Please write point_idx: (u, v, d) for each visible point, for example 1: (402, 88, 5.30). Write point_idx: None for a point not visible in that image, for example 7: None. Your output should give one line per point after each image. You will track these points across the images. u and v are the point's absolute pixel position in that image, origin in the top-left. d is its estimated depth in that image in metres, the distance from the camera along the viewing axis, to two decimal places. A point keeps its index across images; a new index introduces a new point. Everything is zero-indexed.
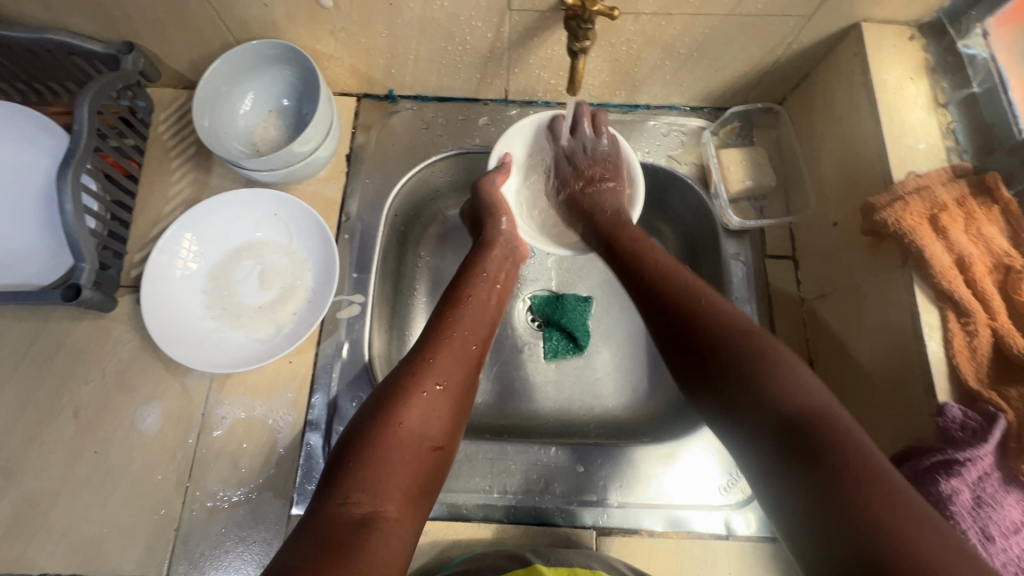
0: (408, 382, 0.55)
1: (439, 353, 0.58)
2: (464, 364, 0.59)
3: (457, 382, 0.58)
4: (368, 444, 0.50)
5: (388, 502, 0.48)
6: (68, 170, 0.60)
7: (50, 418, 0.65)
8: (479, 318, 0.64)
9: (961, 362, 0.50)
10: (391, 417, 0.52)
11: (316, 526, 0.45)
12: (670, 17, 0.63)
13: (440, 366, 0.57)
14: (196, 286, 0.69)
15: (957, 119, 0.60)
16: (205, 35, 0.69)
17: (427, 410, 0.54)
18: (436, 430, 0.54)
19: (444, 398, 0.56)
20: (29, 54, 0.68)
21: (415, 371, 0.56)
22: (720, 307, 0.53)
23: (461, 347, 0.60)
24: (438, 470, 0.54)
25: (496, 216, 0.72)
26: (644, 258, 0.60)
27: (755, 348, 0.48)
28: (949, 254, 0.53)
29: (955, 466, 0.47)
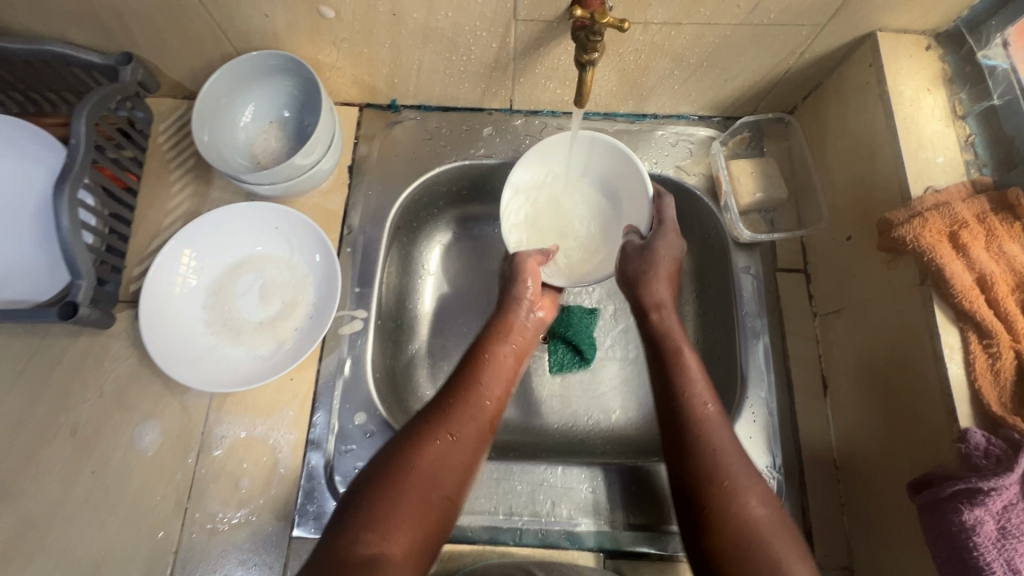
0: (423, 429, 0.56)
1: (461, 408, 0.58)
2: (481, 417, 0.59)
3: (478, 441, 0.57)
4: (384, 485, 0.51)
5: (395, 542, 0.48)
6: (65, 186, 0.59)
7: (48, 437, 0.63)
8: (503, 382, 0.64)
9: (983, 385, 0.49)
10: (410, 464, 0.52)
11: (326, 558, 0.46)
12: (680, 27, 0.61)
13: (461, 414, 0.57)
14: (195, 302, 0.67)
15: (977, 132, 0.59)
16: (205, 46, 0.67)
17: (443, 461, 0.54)
18: (449, 482, 0.53)
19: (460, 456, 0.55)
20: (26, 65, 0.67)
21: (436, 422, 0.56)
22: (743, 485, 0.52)
23: (483, 405, 0.60)
24: (446, 521, 0.53)
25: (521, 278, 0.69)
26: (689, 405, 0.58)
27: (761, 537, 0.49)
28: (970, 273, 0.51)
29: (979, 496, 0.45)
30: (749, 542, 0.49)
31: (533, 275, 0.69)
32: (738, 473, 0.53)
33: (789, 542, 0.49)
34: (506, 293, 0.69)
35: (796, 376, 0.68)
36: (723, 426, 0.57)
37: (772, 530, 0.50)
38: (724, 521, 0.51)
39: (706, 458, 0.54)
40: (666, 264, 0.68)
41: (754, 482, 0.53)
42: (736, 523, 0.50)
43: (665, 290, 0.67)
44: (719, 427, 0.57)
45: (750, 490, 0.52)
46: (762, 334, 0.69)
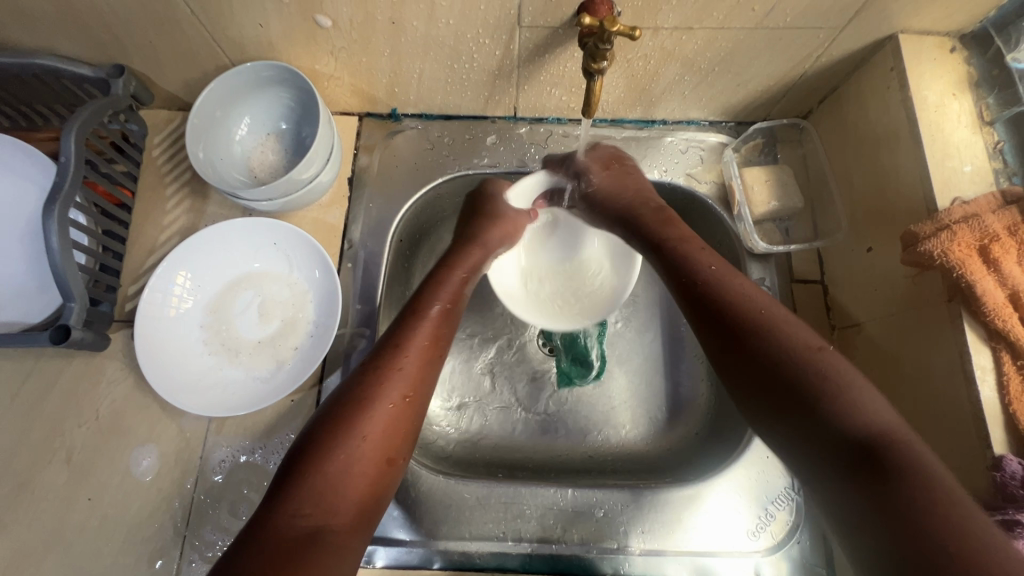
0: (369, 390, 0.50)
1: (403, 360, 0.53)
2: (430, 368, 0.55)
3: (423, 383, 0.54)
4: (322, 451, 0.46)
5: (340, 516, 0.44)
6: (54, 206, 0.57)
7: (42, 464, 0.62)
8: (450, 319, 0.60)
9: (1019, 411, 0.46)
10: (349, 424, 0.48)
11: (262, 540, 0.41)
12: (691, 32, 0.59)
13: (410, 372, 0.53)
14: (192, 322, 0.65)
15: (1006, 139, 0.56)
16: (199, 57, 0.65)
17: (389, 416, 0.50)
18: (392, 440, 0.49)
19: (407, 411, 0.51)
20: (16, 79, 0.65)
21: (379, 379, 0.51)
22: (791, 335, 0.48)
23: (427, 351, 0.56)
24: (392, 481, 0.49)
25: (495, 221, 0.68)
26: (705, 278, 0.53)
27: (827, 368, 0.45)
28: (1001, 290, 0.49)
29: (1018, 528, 0.43)
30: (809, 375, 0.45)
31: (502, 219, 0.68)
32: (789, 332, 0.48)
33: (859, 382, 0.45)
34: (475, 224, 0.68)
35: None
36: (749, 285, 0.52)
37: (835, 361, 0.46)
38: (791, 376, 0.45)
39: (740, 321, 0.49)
40: (604, 181, 0.68)
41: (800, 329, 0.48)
42: (788, 359, 0.46)
43: (625, 198, 0.65)
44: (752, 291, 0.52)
45: (790, 329, 0.48)
46: None
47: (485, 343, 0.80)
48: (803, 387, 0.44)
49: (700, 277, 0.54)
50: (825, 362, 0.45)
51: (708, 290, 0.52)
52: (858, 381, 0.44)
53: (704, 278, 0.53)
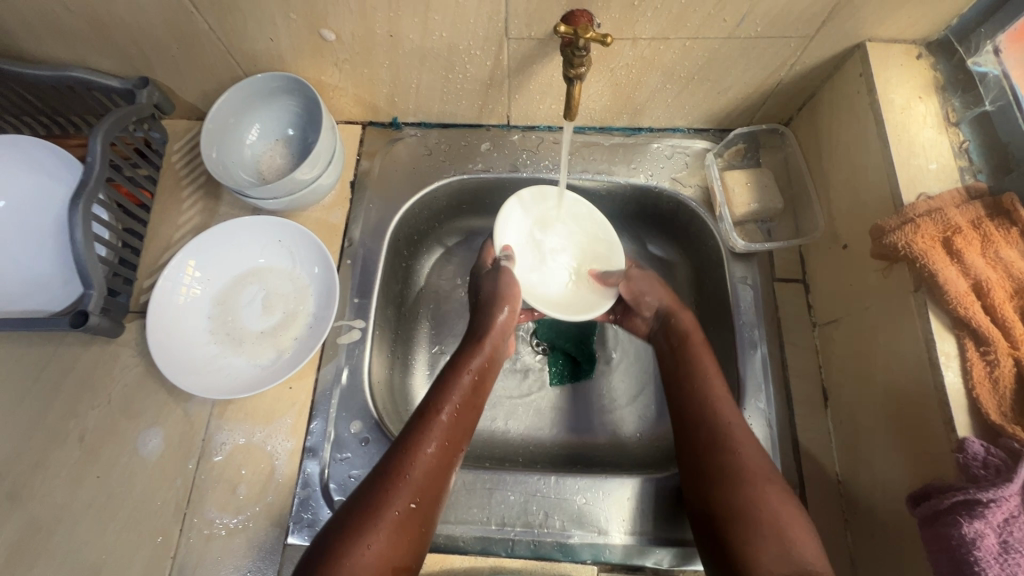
0: (379, 499, 0.53)
1: (414, 466, 0.55)
2: (440, 478, 0.56)
3: (430, 495, 0.55)
4: (336, 560, 0.49)
5: None
6: (79, 201, 0.62)
7: (58, 443, 0.66)
8: (464, 418, 0.61)
9: (981, 395, 0.47)
10: (359, 536, 0.50)
11: None
12: (668, 42, 0.63)
13: (418, 482, 0.55)
14: (201, 311, 0.70)
15: (971, 138, 0.58)
16: (216, 69, 0.71)
17: (394, 525, 0.52)
18: (399, 551, 0.51)
19: (416, 516, 0.53)
20: (52, 89, 0.72)
21: (388, 484, 0.54)
22: (749, 451, 0.56)
23: (439, 456, 0.57)
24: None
25: (497, 305, 0.68)
26: (699, 378, 0.62)
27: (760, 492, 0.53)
28: (965, 279, 0.50)
29: (978, 508, 0.43)
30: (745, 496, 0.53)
31: (513, 301, 0.68)
32: (742, 434, 0.57)
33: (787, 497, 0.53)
34: (475, 325, 0.68)
35: (795, 386, 0.67)
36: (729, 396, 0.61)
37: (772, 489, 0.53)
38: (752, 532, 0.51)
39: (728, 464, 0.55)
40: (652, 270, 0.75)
41: (752, 438, 0.57)
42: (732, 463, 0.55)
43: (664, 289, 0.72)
44: (749, 439, 0.57)
45: (752, 453, 0.56)
46: (760, 344, 0.68)
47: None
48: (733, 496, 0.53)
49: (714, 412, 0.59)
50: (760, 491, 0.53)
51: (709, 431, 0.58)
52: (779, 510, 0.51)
53: (720, 417, 0.58)
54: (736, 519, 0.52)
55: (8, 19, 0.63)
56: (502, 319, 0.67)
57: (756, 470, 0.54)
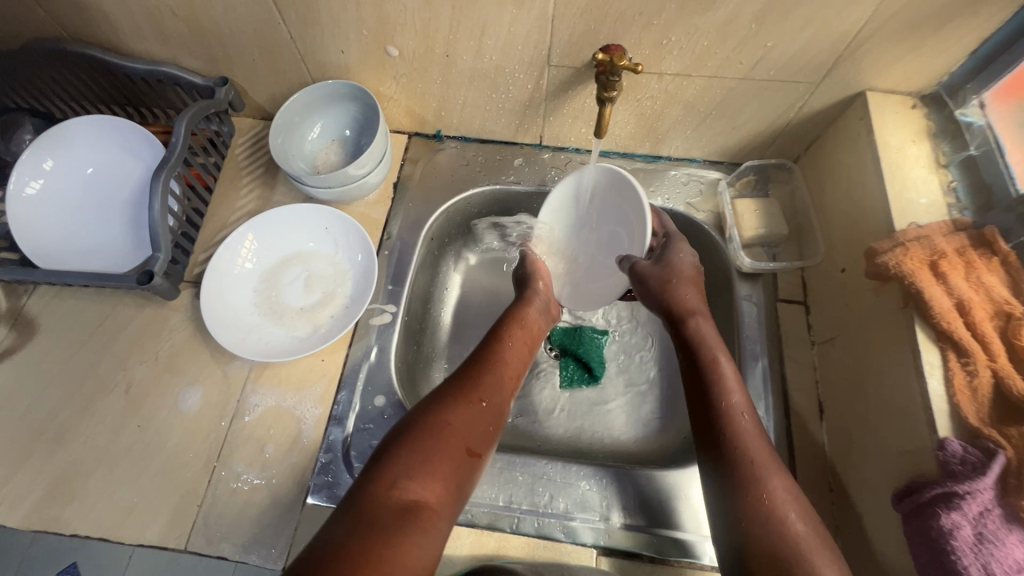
0: (456, 391, 0.61)
1: (484, 372, 0.64)
2: (504, 389, 0.64)
3: (496, 399, 0.63)
4: (419, 435, 0.55)
5: (430, 491, 0.51)
6: (161, 173, 0.69)
7: (105, 392, 0.72)
8: (520, 348, 0.70)
9: (961, 401, 0.52)
10: (439, 418, 0.57)
11: (361, 502, 0.49)
12: (691, 78, 0.71)
13: (486, 385, 0.63)
14: (248, 284, 0.76)
15: (959, 179, 0.65)
16: (288, 76, 0.81)
17: (468, 412, 0.59)
18: (472, 436, 0.57)
19: (485, 412, 0.60)
20: (143, 82, 0.82)
21: (462, 383, 0.62)
22: (781, 493, 0.55)
23: (501, 369, 0.66)
24: (473, 476, 0.57)
25: (535, 278, 0.79)
26: (727, 413, 0.60)
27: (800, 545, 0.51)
28: (949, 298, 0.55)
29: (955, 500, 0.47)
30: (781, 545, 0.51)
31: (545, 276, 0.80)
32: (773, 477, 0.56)
33: (823, 547, 0.51)
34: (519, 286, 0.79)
35: (792, 397, 0.71)
36: (759, 436, 0.59)
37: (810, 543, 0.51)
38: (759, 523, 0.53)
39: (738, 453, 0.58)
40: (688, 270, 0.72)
41: (783, 479, 0.56)
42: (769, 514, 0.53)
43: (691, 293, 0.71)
44: (754, 431, 0.59)
45: (786, 502, 0.54)
46: (761, 357, 0.73)
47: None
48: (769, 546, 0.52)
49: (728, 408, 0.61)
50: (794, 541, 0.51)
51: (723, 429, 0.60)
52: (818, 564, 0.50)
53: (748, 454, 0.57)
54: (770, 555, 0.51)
55: (120, 19, 0.73)
56: (539, 288, 0.78)
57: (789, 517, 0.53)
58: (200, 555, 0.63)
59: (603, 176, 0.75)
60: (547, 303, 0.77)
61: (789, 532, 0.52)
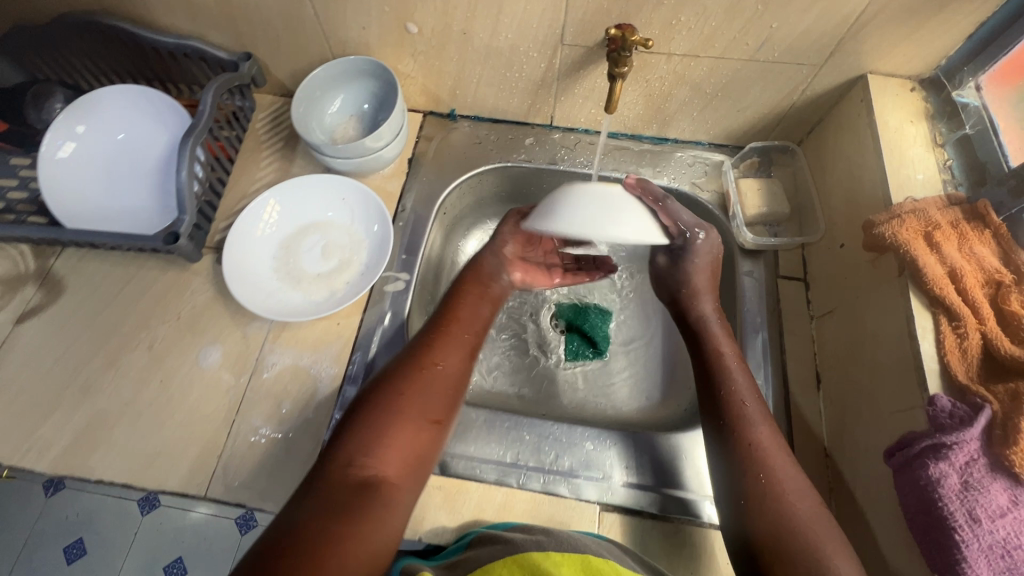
0: (409, 362, 0.63)
1: (438, 337, 0.66)
2: (462, 351, 0.66)
3: (450, 360, 0.64)
4: (372, 410, 0.57)
5: (387, 467, 0.54)
6: (189, 138, 0.72)
7: (129, 349, 0.74)
8: (476, 308, 0.72)
9: (951, 361, 0.54)
10: (389, 390, 0.59)
11: (322, 484, 0.51)
12: (698, 59, 0.74)
13: (441, 349, 0.65)
14: (268, 250, 0.79)
15: (954, 158, 0.68)
16: (310, 52, 0.84)
17: (423, 379, 0.61)
18: (428, 405, 0.60)
19: (441, 376, 0.62)
20: (170, 56, 0.85)
21: (415, 353, 0.64)
22: (787, 477, 0.56)
23: (457, 332, 0.68)
24: (434, 443, 0.59)
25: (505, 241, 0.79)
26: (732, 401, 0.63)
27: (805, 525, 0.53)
28: (942, 266, 0.58)
29: (944, 450, 0.50)
30: (787, 526, 0.53)
31: (517, 238, 0.80)
32: (785, 470, 0.57)
33: (825, 524, 0.53)
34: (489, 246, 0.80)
35: (791, 368, 0.74)
36: (766, 422, 0.61)
37: (817, 523, 0.53)
38: (760, 508, 0.55)
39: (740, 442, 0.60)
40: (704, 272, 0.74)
41: (788, 462, 0.58)
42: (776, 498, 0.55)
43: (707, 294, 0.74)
44: (759, 416, 0.61)
45: (790, 486, 0.56)
46: (761, 329, 0.76)
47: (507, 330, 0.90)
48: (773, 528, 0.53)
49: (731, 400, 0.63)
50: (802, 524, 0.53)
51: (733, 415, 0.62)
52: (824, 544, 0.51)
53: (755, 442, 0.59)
54: (774, 536, 0.53)
55: None
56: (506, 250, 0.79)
57: (794, 500, 0.54)
58: (219, 502, 0.66)
59: (539, 207, 0.70)
60: (503, 267, 0.78)
61: (789, 513, 0.54)
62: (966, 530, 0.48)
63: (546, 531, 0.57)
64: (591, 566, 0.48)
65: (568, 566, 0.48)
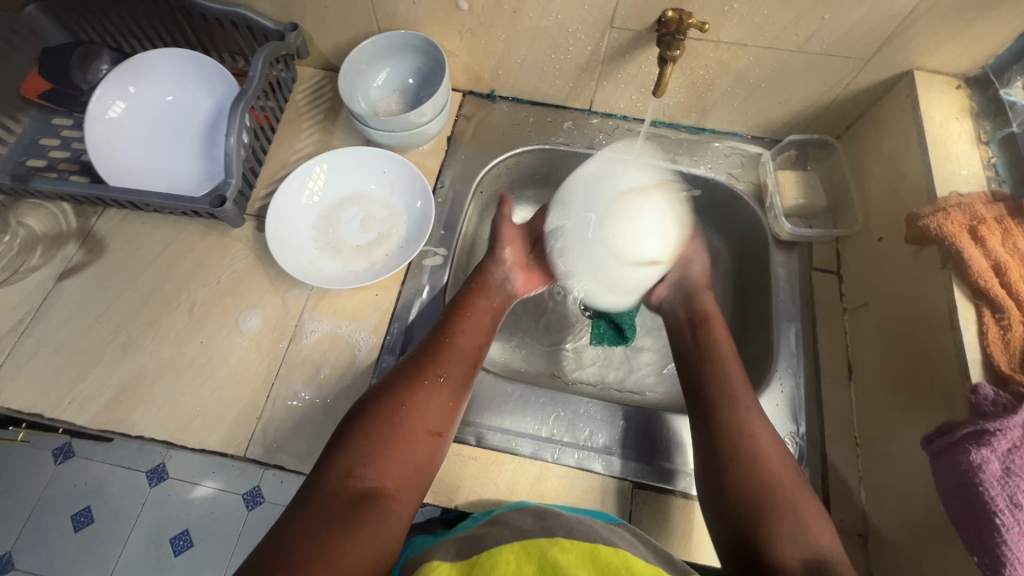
0: (413, 373, 0.63)
1: (443, 348, 0.66)
2: (465, 362, 0.67)
3: (456, 374, 0.65)
4: (373, 420, 0.58)
5: (387, 479, 0.55)
6: (240, 103, 0.72)
7: (170, 310, 0.75)
8: (479, 322, 0.72)
9: (993, 351, 0.55)
10: (392, 401, 0.60)
11: (321, 493, 0.52)
12: (746, 48, 0.74)
13: (445, 362, 0.65)
14: (309, 219, 0.80)
15: (997, 156, 0.69)
16: (356, 25, 0.84)
17: (426, 392, 0.62)
18: (432, 416, 0.60)
19: (444, 389, 0.63)
20: (217, 23, 0.85)
21: (420, 364, 0.64)
22: (766, 437, 0.61)
23: (462, 345, 0.68)
24: (435, 454, 0.60)
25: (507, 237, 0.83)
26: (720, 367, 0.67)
27: (781, 482, 0.57)
28: (985, 260, 0.59)
29: (987, 437, 0.51)
30: (767, 484, 0.57)
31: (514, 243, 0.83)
32: (764, 427, 0.61)
33: (797, 478, 0.58)
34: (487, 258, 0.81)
35: (823, 357, 0.75)
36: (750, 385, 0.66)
37: (791, 482, 0.57)
38: (745, 468, 0.58)
39: (729, 410, 0.63)
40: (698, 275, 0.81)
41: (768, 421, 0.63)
42: (759, 452, 0.59)
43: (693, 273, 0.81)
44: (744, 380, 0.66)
45: (769, 445, 0.60)
46: (795, 319, 0.77)
47: (536, 312, 0.91)
48: (750, 487, 0.57)
49: (731, 397, 0.64)
50: (776, 481, 0.57)
51: (716, 376, 0.67)
52: (795, 497, 0.56)
53: (738, 400, 0.63)
54: (748, 499, 0.56)
55: None
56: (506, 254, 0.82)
57: (772, 458, 0.59)
58: (258, 462, 0.67)
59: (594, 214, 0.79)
60: (505, 276, 0.80)
61: (769, 474, 0.57)
62: (1008, 514, 0.49)
63: (558, 513, 0.55)
64: (599, 556, 0.48)
65: (575, 554, 0.49)
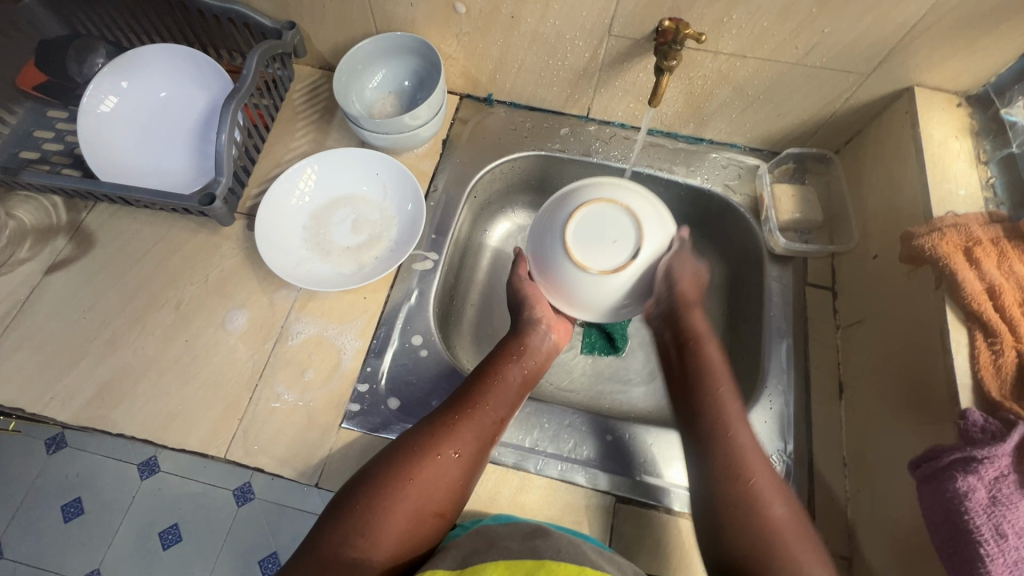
0: (427, 443, 0.61)
1: (462, 419, 0.63)
2: (482, 438, 0.63)
3: (472, 453, 0.62)
4: (376, 491, 0.58)
5: (379, 553, 0.55)
6: (232, 102, 0.71)
7: (156, 307, 0.75)
8: (506, 394, 0.68)
9: (985, 376, 0.54)
10: (400, 473, 0.59)
11: (315, 556, 0.54)
12: (744, 60, 0.73)
13: (460, 435, 0.62)
14: (299, 219, 0.80)
15: (997, 176, 0.68)
16: (353, 25, 0.83)
17: (434, 467, 0.60)
18: (438, 497, 0.59)
19: (456, 467, 0.61)
20: (214, 19, 0.85)
21: (435, 434, 0.62)
22: (777, 515, 0.57)
23: (483, 418, 0.65)
24: (433, 535, 0.59)
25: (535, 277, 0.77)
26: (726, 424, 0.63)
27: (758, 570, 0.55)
28: (980, 282, 0.57)
29: (974, 464, 0.50)
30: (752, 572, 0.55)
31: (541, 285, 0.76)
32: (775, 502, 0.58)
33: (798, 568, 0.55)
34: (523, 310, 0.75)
35: (814, 374, 0.74)
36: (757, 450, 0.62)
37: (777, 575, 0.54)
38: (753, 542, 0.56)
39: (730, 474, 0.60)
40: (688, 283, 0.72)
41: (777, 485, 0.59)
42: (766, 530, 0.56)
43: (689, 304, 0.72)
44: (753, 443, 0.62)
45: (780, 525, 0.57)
46: (786, 336, 0.76)
47: None
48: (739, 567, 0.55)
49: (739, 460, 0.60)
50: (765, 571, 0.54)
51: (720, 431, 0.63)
52: None
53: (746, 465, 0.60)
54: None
55: None
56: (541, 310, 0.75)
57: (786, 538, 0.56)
58: (238, 464, 0.67)
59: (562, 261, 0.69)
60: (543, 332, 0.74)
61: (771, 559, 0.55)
62: (992, 545, 0.48)
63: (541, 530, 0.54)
64: None
65: None
